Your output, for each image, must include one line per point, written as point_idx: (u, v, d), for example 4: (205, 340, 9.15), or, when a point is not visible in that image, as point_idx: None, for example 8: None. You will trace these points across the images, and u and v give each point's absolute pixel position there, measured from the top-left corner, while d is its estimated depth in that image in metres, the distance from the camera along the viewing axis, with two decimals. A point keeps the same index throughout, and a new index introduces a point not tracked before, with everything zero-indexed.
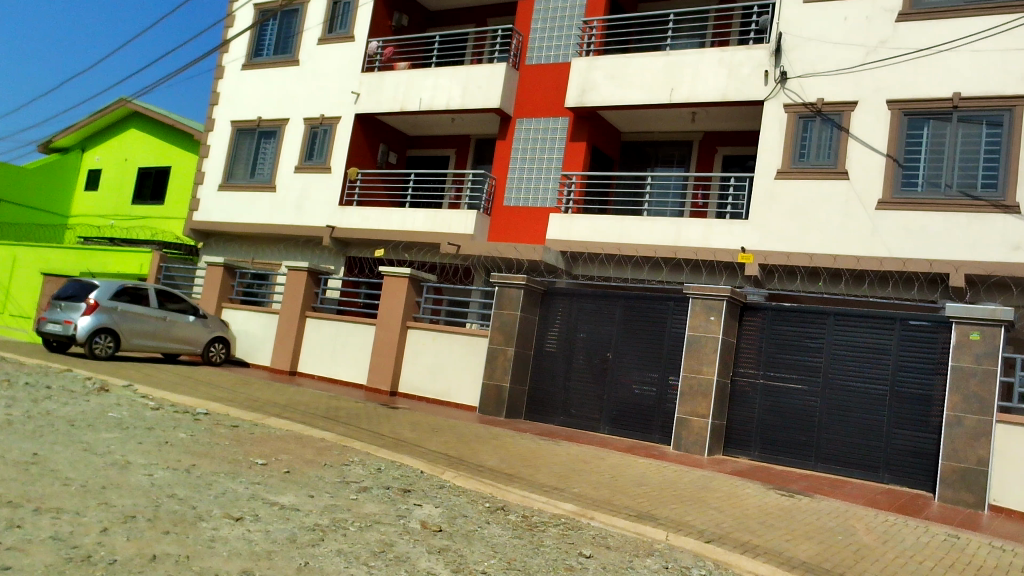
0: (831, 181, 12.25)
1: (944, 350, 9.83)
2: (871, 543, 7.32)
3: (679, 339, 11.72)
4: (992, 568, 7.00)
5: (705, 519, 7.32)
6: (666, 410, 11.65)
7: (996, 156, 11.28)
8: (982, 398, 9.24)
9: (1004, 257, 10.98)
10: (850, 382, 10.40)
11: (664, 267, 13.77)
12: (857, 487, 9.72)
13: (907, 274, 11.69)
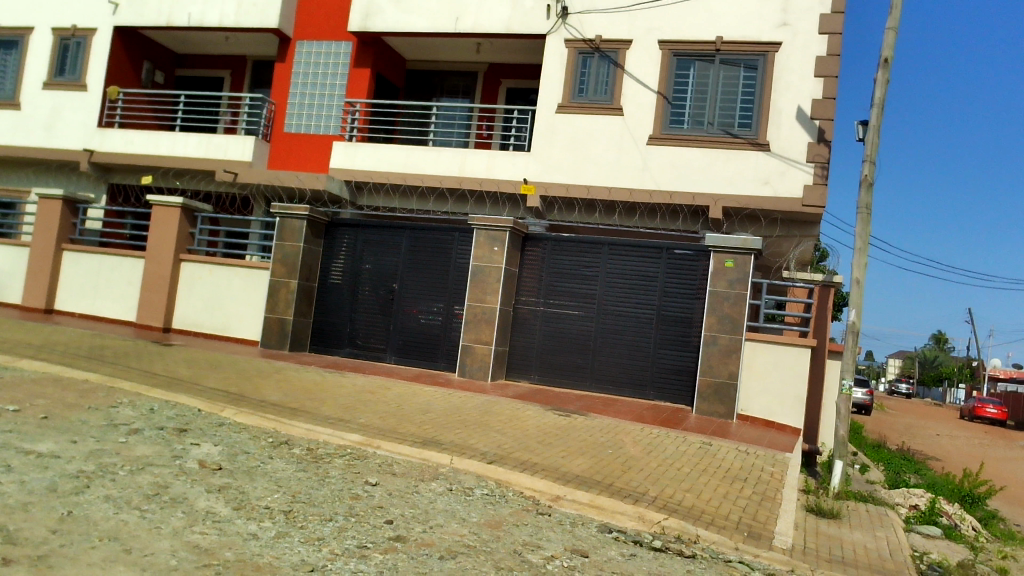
0: (607, 117, 12.79)
1: (703, 276, 10.67)
2: (636, 454, 7.96)
3: (463, 269, 11.89)
4: (738, 469, 7.86)
5: (488, 441, 7.61)
6: (451, 338, 11.88)
7: (751, 98, 12.27)
8: (735, 319, 10.18)
9: (755, 191, 12.04)
10: (621, 307, 11.09)
11: (450, 198, 13.88)
12: (627, 405, 10.48)
13: (673, 207, 12.56)
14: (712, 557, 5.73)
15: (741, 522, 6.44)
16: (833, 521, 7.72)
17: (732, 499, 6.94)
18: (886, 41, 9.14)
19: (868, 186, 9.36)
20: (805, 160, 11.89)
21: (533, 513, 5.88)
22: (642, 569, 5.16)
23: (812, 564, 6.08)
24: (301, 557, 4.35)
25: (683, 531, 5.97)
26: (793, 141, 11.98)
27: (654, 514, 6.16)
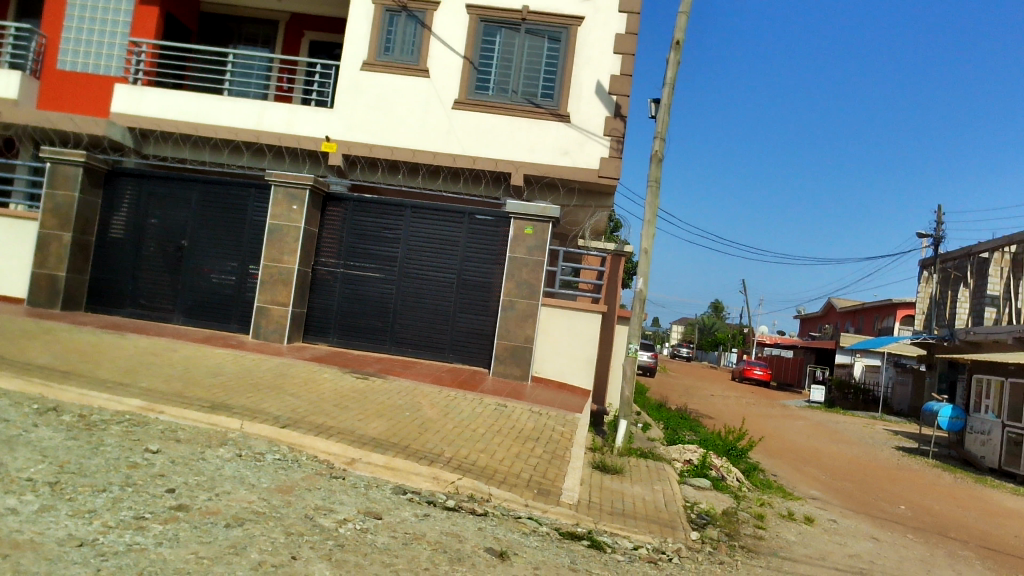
0: (413, 78, 12.66)
1: (503, 242, 10.86)
2: (433, 416, 8.03)
3: (259, 228, 11.36)
4: (530, 430, 8.14)
5: (281, 405, 7.39)
6: (245, 299, 11.36)
7: (554, 69, 12.57)
8: (532, 285, 10.47)
9: (555, 161, 12.38)
10: (422, 270, 11.07)
11: (246, 152, 13.21)
12: (425, 367, 10.56)
13: (476, 172, 12.65)
14: (502, 514, 5.93)
15: (532, 479, 6.70)
16: (616, 476, 8.21)
17: (523, 458, 7.19)
18: (679, 25, 9.64)
19: (658, 161, 9.89)
20: (602, 133, 12.36)
21: (327, 476, 5.79)
22: (435, 528, 5.23)
23: (595, 516, 6.46)
24: (69, 532, 4.03)
25: (476, 490, 6.12)
26: (591, 114, 12.41)
27: (449, 474, 6.25)
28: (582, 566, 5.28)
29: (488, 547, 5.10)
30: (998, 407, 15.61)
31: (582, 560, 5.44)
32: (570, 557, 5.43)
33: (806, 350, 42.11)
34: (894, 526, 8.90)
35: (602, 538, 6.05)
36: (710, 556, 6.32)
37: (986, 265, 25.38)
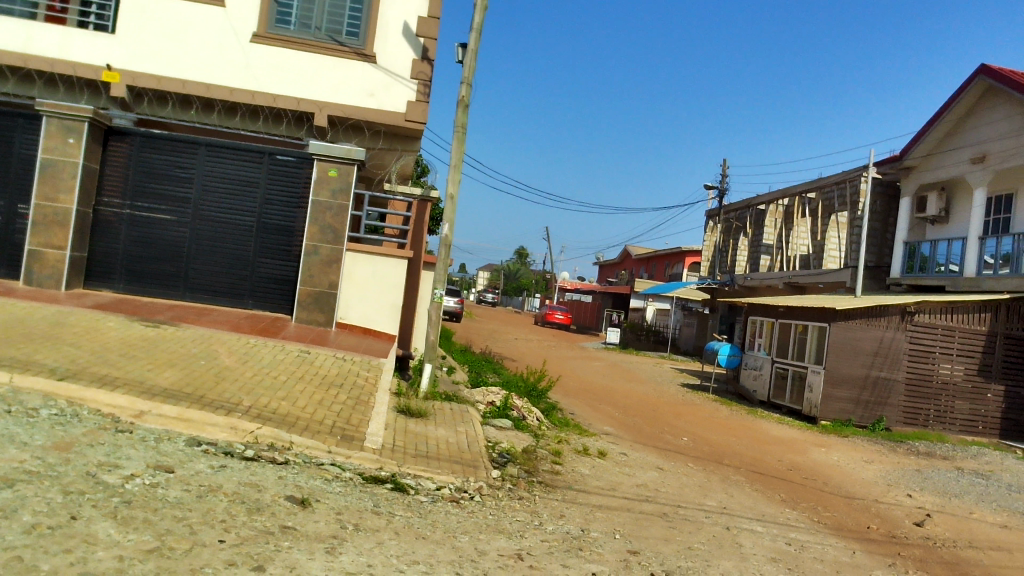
0: (207, 6, 11.88)
1: (306, 184, 10.54)
2: (231, 364, 7.73)
3: (30, 163, 10.27)
4: (334, 376, 8.03)
5: (58, 357, 6.81)
6: (14, 242, 10.30)
7: (359, 7, 12.07)
8: (336, 230, 10.21)
9: (360, 102, 12.06)
10: (218, 213, 10.50)
11: (11, 77, 11.85)
12: (222, 314, 10.10)
13: (276, 110, 12.09)
14: (305, 462, 5.83)
15: (335, 426, 6.64)
16: (420, 420, 8.30)
17: (327, 404, 7.09)
18: None
19: (465, 106, 9.88)
20: (409, 77, 12.15)
21: (111, 431, 5.42)
22: (232, 479, 5.06)
23: (399, 460, 6.54)
24: None
25: (276, 439, 5.97)
26: (398, 56, 12.12)
27: (248, 424, 6.06)
28: (384, 509, 5.32)
29: (289, 495, 5.01)
30: (769, 345, 17.18)
31: (385, 503, 5.48)
32: (373, 501, 5.44)
33: (604, 295, 44.23)
34: (676, 456, 9.63)
35: (405, 480, 6.12)
36: (510, 492, 6.56)
37: (762, 216, 27.53)
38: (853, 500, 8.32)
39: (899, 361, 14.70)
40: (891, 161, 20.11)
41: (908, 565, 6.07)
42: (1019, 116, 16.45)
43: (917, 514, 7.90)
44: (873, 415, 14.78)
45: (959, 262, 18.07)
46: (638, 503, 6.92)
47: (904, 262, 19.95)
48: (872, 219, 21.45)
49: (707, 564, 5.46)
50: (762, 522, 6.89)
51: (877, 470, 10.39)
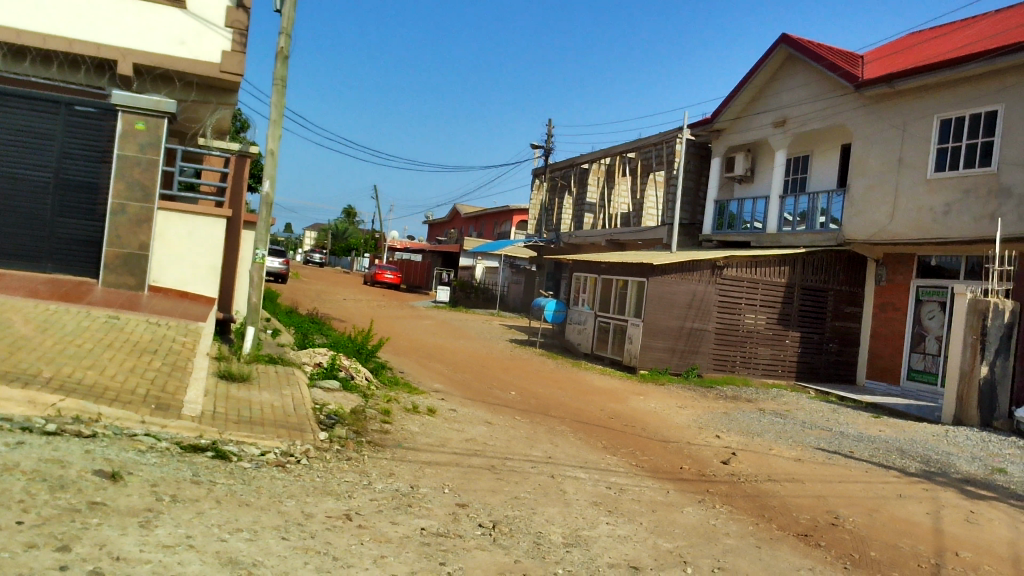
0: None
1: (110, 137, 9.77)
2: (29, 332, 7.12)
3: None
4: (147, 342, 7.59)
5: None
6: None
7: None
8: (145, 186, 9.54)
9: (169, 51, 11.31)
10: (7, 168, 9.57)
11: None
12: (17, 279, 9.26)
13: (71, 57, 11.08)
14: (115, 434, 5.49)
15: (148, 395, 6.29)
16: (243, 384, 8.02)
17: (139, 372, 6.70)
18: None
19: (283, 58, 9.48)
20: (224, 25, 11.46)
21: None
22: (30, 456, 4.69)
23: (220, 426, 6.30)
24: None
25: (82, 411, 5.59)
26: (210, 3, 11.42)
27: (48, 397, 5.62)
28: (204, 478, 5.11)
29: (97, 470, 4.70)
30: (592, 300, 17.82)
31: (206, 471, 5.27)
32: (192, 470, 5.22)
33: (433, 254, 44.21)
34: (504, 410, 9.86)
35: (227, 447, 5.90)
36: (337, 453, 6.48)
37: (586, 175, 28.34)
38: (667, 444, 8.84)
39: (709, 313, 15.69)
40: (704, 123, 21.14)
41: (715, 501, 6.54)
42: (815, 83, 17.73)
43: (724, 453, 8.51)
44: (687, 363, 15.73)
45: (763, 220, 19.41)
46: (467, 458, 7.03)
47: (714, 219, 21.16)
48: (686, 178, 22.57)
49: (534, 512, 5.65)
50: (584, 469, 7.19)
51: (689, 414, 11.09)
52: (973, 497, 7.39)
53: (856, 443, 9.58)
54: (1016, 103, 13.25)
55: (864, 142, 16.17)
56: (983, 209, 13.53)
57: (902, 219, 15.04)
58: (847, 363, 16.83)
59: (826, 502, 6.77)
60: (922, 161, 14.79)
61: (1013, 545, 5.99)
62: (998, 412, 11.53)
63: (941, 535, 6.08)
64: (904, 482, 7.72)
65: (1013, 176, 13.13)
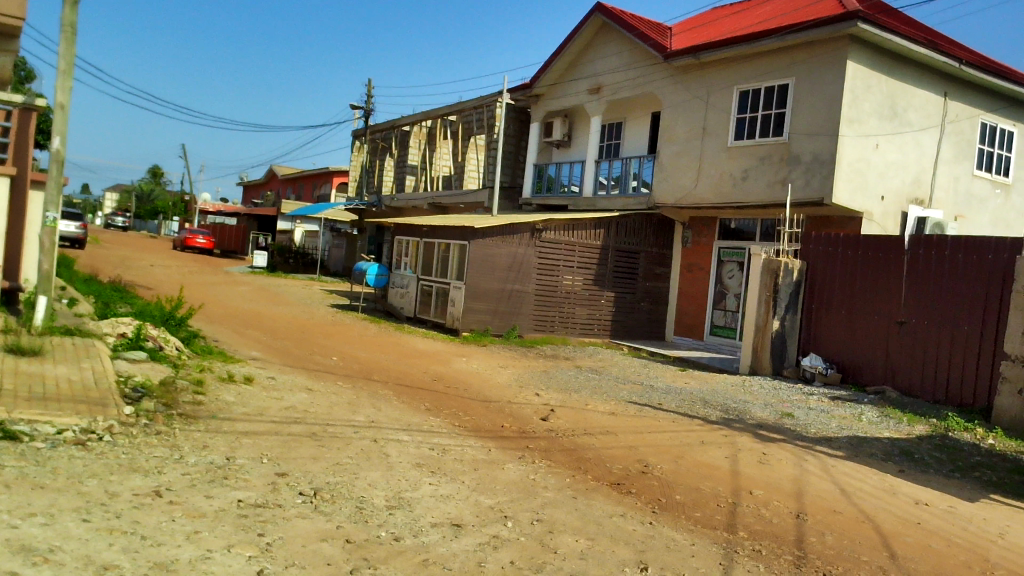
0: None
1: None
2: None
3: None
4: None
5: None
6: None
7: None
8: None
9: None
10: None
11: None
12: None
13: None
14: None
15: None
16: (34, 358, 7.39)
17: None
18: None
19: (72, 3, 8.66)
20: None
21: None
22: None
23: (9, 406, 5.78)
24: None
25: None
26: None
27: None
28: None
29: None
30: (415, 264, 17.76)
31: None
32: None
33: (249, 217, 42.41)
34: (325, 376, 9.68)
35: (17, 428, 5.44)
36: (145, 428, 6.13)
37: (406, 137, 28.04)
38: (489, 403, 9.02)
39: (529, 275, 16.06)
40: (523, 88, 21.42)
41: (535, 456, 6.76)
42: (627, 52, 18.38)
43: (543, 409, 8.81)
44: (508, 324, 16.05)
45: (579, 183, 20.04)
46: (286, 426, 6.86)
47: (533, 183, 21.59)
48: (506, 141, 22.82)
49: (355, 477, 5.60)
50: (407, 431, 7.21)
51: (510, 374, 11.35)
52: (765, 440, 8.07)
53: (664, 395, 10.18)
54: (805, 78, 14.35)
55: (672, 111, 16.98)
56: (776, 175, 14.63)
57: (705, 184, 15.99)
58: (657, 320, 17.81)
59: (637, 452, 7.17)
60: (722, 130, 15.75)
61: (798, 482, 6.61)
62: (787, 362, 12.59)
63: (737, 476, 6.62)
64: (706, 430, 8.31)
65: (802, 145, 14.26)
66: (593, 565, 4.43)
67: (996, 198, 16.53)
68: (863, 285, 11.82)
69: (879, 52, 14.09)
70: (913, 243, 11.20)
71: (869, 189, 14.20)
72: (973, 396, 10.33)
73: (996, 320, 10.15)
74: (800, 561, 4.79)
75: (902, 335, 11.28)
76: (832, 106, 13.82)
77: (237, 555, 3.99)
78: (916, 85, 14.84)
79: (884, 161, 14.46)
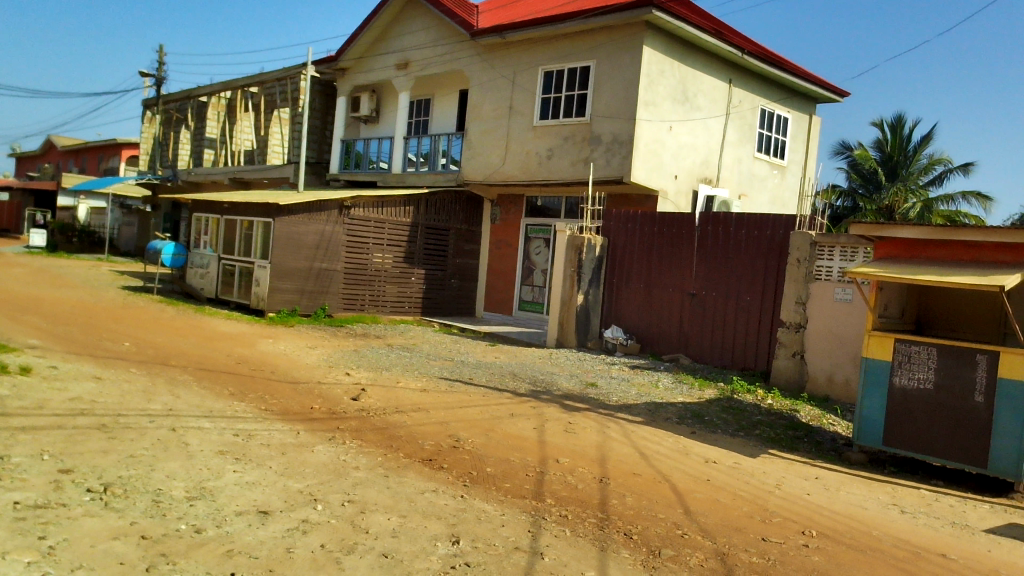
0: None
1: None
2: None
3: None
4: None
5: None
6: None
7: None
8: None
9: None
10: None
11: None
12: None
13: None
14: None
15: None
16: None
17: None
18: None
19: None
20: None
21: None
22: None
23: None
24: None
25: None
26: None
27: None
28: None
29: None
30: (215, 242, 16.89)
31: None
32: None
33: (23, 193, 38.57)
34: (116, 364, 9.01)
35: None
36: None
37: (203, 108, 26.51)
38: (297, 385, 8.77)
39: (337, 253, 15.69)
40: (328, 60, 20.79)
41: (345, 436, 6.65)
42: (434, 28, 18.30)
43: (353, 389, 8.67)
44: (316, 303, 15.62)
45: (388, 160, 19.83)
46: (71, 419, 6.33)
47: (341, 158, 21.11)
48: (311, 116, 22.08)
49: (152, 470, 5.27)
50: (209, 418, 6.87)
51: (319, 354, 11.08)
52: (570, 410, 8.40)
53: (474, 371, 10.32)
54: (604, 61, 14.92)
55: (479, 89, 17.12)
56: (578, 154, 15.16)
57: (512, 162, 16.30)
58: (467, 296, 18.00)
59: (448, 427, 7.23)
60: (528, 109, 16.08)
61: (601, 448, 6.93)
62: (590, 334, 13.15)
63: (545, 445, 6.84)
64: (515, 402, 8.52)
65: (602, 125, 14.85)
66: (406, 542, 4.44)
67: (773, 178, 18.00)
68: (658, 259, 12.52)
69: (671, 39, 14.89)
70: (702, 219, 11.96)
71: (663, 169, 15.05)
72: (755, 359, 11.28)
73: (774, 290, 11.08)
74: (603, 523, 5.03)
75: (693, 306, 12.07)
76: (630, 89, 14.46)
77: (14, 563, 3.65)
78: (704, 72, 15.82)
79: (677, 143, 15.34)
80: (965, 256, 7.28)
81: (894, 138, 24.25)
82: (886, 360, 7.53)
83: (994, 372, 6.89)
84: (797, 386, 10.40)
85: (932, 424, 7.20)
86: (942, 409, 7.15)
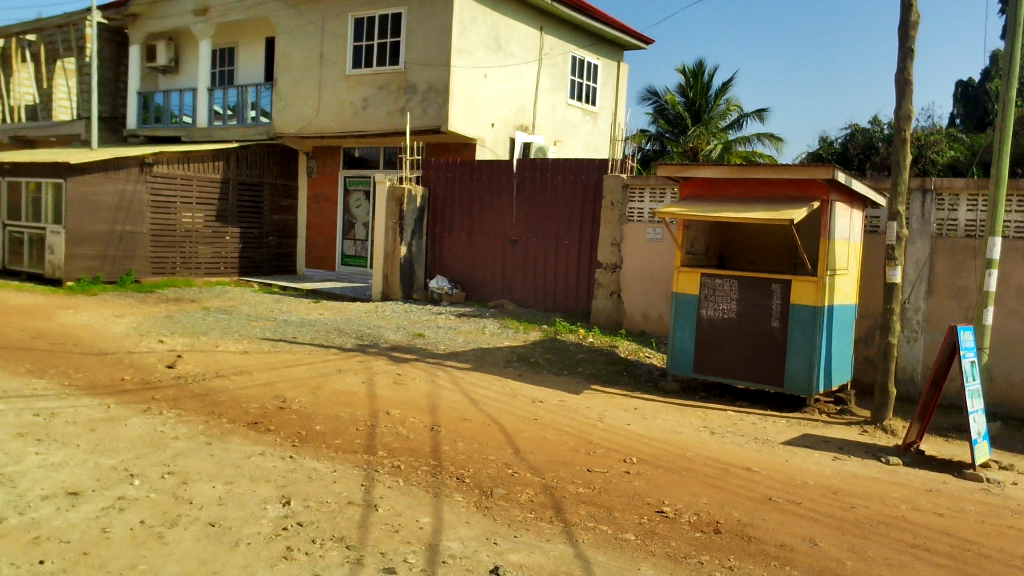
0: None
1: None
2: None
3: None
4: None
5: None
6: None
7: None
8: None
9: None
10: None
11: None
12: None
13: None
14: None
15: None
16: None
17: None
18: None
19: None
20: None
21: None
22: None
23: None
24: None
25: None
26: None
27: None
28: None
29: None
30: None
31: None
32: None
33: None
34: None
35: None
36: None
37: None
38: (104, 356, 8.22)
39: (141, 214, 14.67)
40: (117, 6, 19.18)
41: (161, 407, 6.32)
42: None
43: (168, 357, 8.23)
44: (121, 270, 14.58)
45: (191, 113, 18.70)
46: None
47: (138, 113, 19.67)
48: (101, 67, 20.35)
49: None
50: (3, 399, 6.30)
51: (127, 323, 10.41)
52: (398, 361, 8.40)
53: (299, 329, 10.07)
54: (416, 7, 14.65)
55: (287, 37, 16.39)
56: (394, 104, 14.90)
57: (326, 113, 15.80)
58: (286, 254, 17.44)
59: (273, 389, 7.03)
60: (339, 57, 15.59)
61: (430, 397, 6.98)
62: (415, 286, 13.11)
63: (374, 398, 6.81)
64: (342, 358, 8.42)
65: (417, 74, 14.65)
66: (233, 509, 4.29)
67: (586, 124, 18.49)
68: (479, 207, 12.62)
69: None
70: (519, 166, 12.13)
71: (480, 117, 15.09)
72: (575, 300, 11.67)
73: (591, 233, 11.46)
74: (435, 470, 5.09)
75: (515, 252, 12.30)
76: (443, 37, 14.32)
77: None
78: (517, 20, 15.92)
79: (492, 91, 15.41)
80: (760, 194, 7.82)
81: (697, 84, 25.41)
82: (693, 293, 8.00)
83: (787, 299, 7.52)
84: (616, 324, 10.92)
85: (735, 350, 7.78)
86: (744, 336, 7.73)
